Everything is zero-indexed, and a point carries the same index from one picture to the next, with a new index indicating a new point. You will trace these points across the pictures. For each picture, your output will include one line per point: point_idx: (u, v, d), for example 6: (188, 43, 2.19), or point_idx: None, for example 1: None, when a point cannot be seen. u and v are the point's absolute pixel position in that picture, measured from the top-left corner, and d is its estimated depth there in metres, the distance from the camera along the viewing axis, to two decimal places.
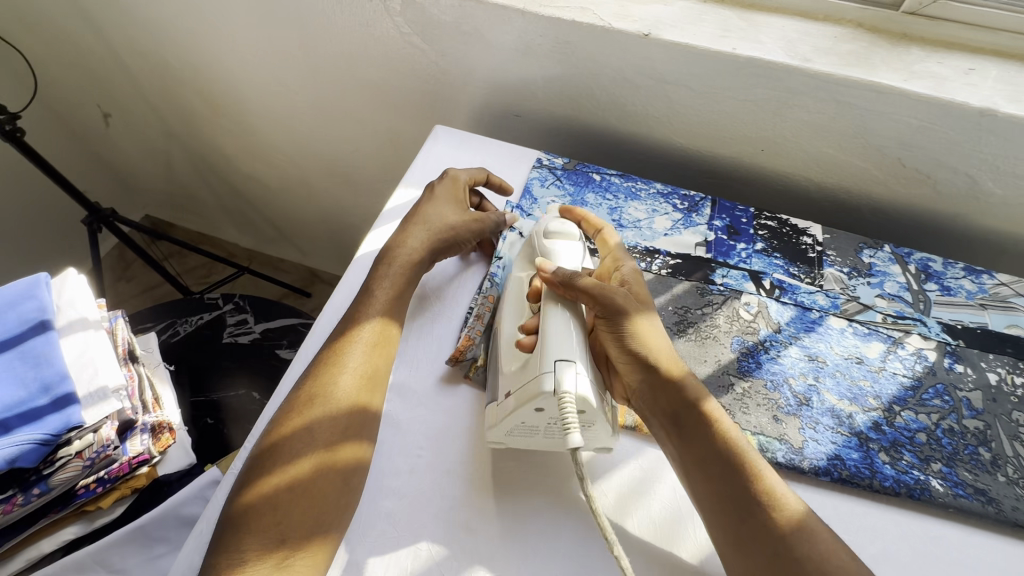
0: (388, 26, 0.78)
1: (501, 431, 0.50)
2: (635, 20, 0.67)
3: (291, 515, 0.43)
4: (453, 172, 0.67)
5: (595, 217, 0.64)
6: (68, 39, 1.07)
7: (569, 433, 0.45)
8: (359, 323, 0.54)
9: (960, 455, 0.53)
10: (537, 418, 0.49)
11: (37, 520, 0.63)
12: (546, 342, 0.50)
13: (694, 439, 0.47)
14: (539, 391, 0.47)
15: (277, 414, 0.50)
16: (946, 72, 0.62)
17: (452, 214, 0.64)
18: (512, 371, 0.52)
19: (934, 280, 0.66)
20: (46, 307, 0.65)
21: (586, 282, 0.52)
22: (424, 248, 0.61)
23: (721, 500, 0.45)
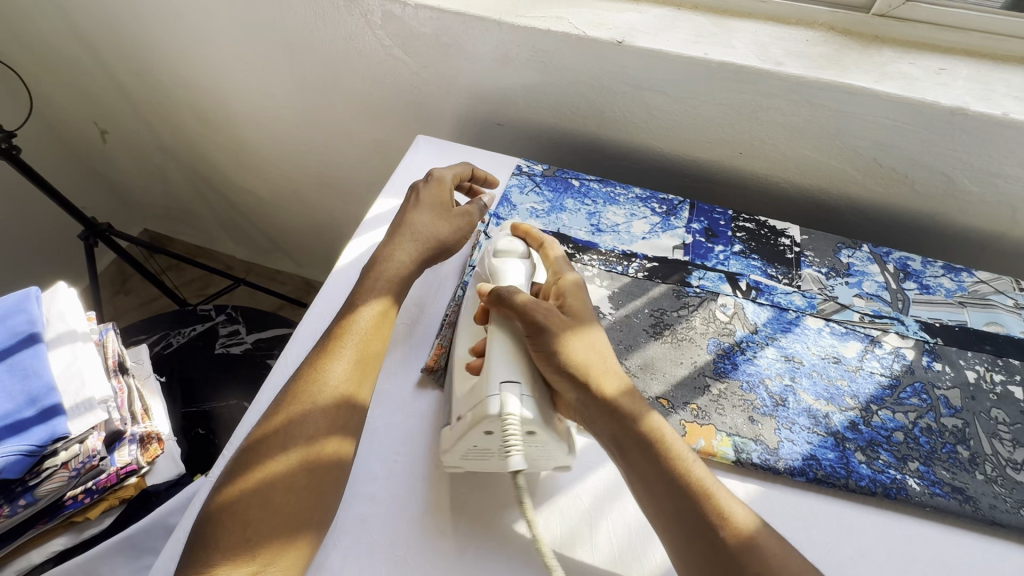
0: (370, 40, 0.80)
1: (455, 456, 0.49)
2: (608, 28, 0.68)
3: (262, 517, 0.43)
4: (439, 174, 0.67)
5: (536, 231, 0.62)
6: (63, 58, 1.09)
7: (511, 458, 0.46)
8: (349, 323, 0.55)
9: (938, 453, 0.53)
10: (488, 441, 0.48)
11: (25, 531, 0.63)
12: (489, 364, 0.50)
13: (631, 446, 0.46)
14: (485, 414, 0.47)
15: (254, 431, 0.49)
16: (917, 72, 0.63)
17: (439, 224, 0.63)
18: (462, 394, 0.51)
19: (913, 279, 0.66)
20: (36, 320, 0.67)
21: (518, 300, 0.52)
22: (411, 261, 0.61)
23: (670, 508, 0.44)
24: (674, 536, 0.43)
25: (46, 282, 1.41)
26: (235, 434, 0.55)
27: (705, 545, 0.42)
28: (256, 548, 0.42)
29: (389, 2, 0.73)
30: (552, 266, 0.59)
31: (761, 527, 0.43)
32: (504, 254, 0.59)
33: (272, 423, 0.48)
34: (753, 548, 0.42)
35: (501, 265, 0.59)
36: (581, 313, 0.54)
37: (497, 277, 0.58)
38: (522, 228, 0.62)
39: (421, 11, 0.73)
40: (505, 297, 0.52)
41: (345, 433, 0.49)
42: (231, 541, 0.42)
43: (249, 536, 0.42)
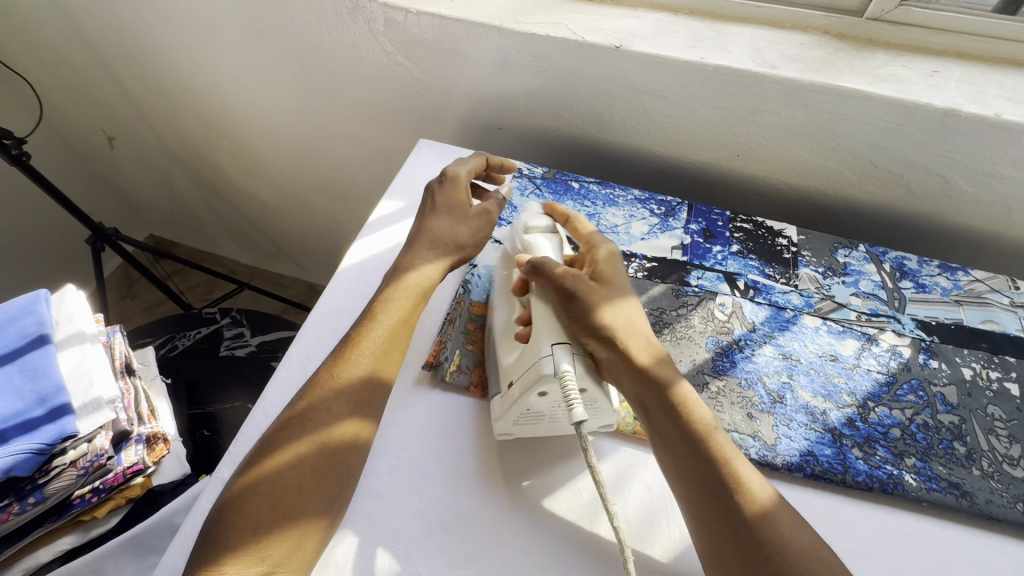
0: (373, 46, 0.81)
1: (507, 423, 0.52)
2: (606, 34, 0.70)
3: (276, 511, 0.44)
4: (454, 174, 0.66)
5: (562, 207, 0.65)
6: (71, 66, 1.11)
7: (573, 410, 0.47)
8: (371, 319, 0.55)
9: (934, 449, 0.53)
10: (541, 403, 0.51)
11: (33, 530, 0.64)
12: (538, 331, 0.52)
13: (660, 412, 0.49)
14: (541, 375, 0.49)
15: (269, 431, 0.49)
16: (910, 75, 0.64)
17: (459, 227, 0.63)
18: (512, 362, 0.54)
19: (909, 278, 0.66)
20: (46, 321, 0.68)
21: (557, 269, 0.55)
22: (435, 265, 0.60)
23: (695, 479, 0.46)
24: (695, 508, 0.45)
25: (53, 286, 1.43)
26: (245, 429, 0.56)
27: (724, 519, 0.44)
28: (267, 544, 0.43)
29: (392, 9, 0.75)
30: (582, 236, 0.62)
31: (778, 505, 0.45)
32: (534, 231, 0.62)
33: (293, 415, 0.49)
34: (772, 527, 0.43)
35: (534, 241, 0.60)
36: (612, 283, 0.56)
37: (532, 250, 0.60)
38: (548, 206, 0.65)
39: (423, 18, 0.74)
40: (541, 267, 0.56)
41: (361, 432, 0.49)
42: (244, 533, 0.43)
43: (261, 529, 0.43)
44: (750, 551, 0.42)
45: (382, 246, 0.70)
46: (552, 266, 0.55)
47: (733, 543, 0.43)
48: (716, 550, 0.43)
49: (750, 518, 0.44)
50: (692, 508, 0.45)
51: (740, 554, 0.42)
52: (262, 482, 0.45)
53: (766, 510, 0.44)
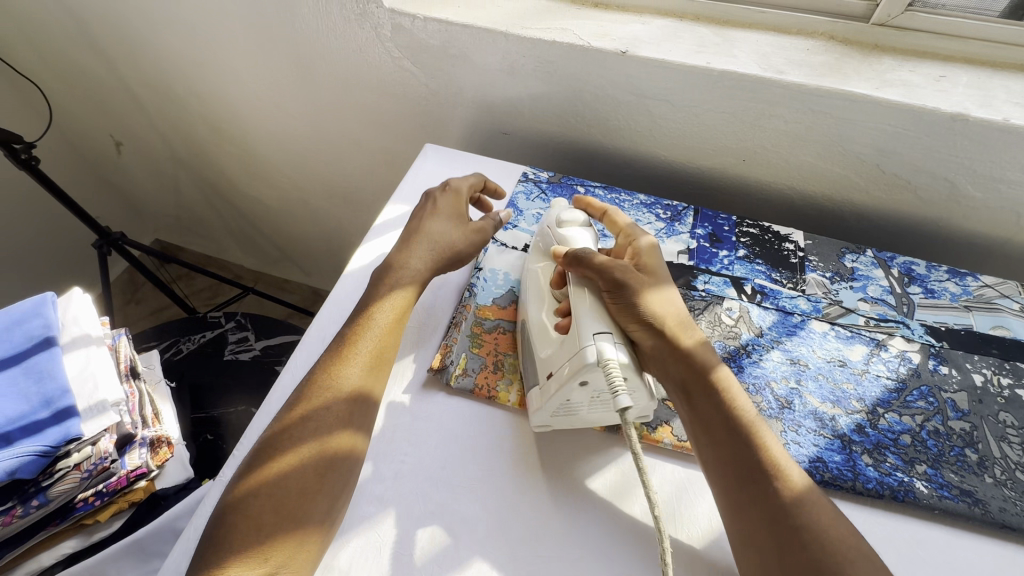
0: (380, 52, 0.82)
1: (546, 413, 0.52)
2: (612, 39, 0.70)
3: (280, 508, 0.44)
4: (455, 185, 0.67)
5: (597, 202, 0.66)
6: (81, 71, 1.12)
7: (617, 398, 0.46)
8: (365, 319, 0.55)
9: (946, 456, 0.52)
10: (581, 394, 0.50)
11: (36, 533, 0.64)
12: (579, 320, 0.51)
13: (706, 399, 0.50)
14: (584, 364, 0.49)
15: (267, 434, 0.49)
16: (917, 80, 0.64)
17: (453, 231, 0.63)
18: (549, 354, 0.53)
19: (917, 283, 0.66)
20: (52, 324, 0.68)
21: (597, 260, 0.54)
22: (425, 267, 0.60)
23: (731, 468, 0.46)
24: (732, 498, 0.45)
25: (58, 289, 1.44)
26: (245, 435, 0.56)
27: (760, 509, 0.43)
28: (270, 544, 0.42)
29: (399, 15, 0.75)
30: (621, 227, 0.62)
31: (814, 493, 0.45)
32: (569, 223, 0.61)
33: (292, 414, 0.49)
34: (808, 515, 0.43)
35: (568, 232, 0.60)
36: (655, 275, 0.57)
37: (568, 242, 0.59)
38: (582, 200, 0.66)
39: (429, 23, 0.75)
40: (582, 258, 0.55)
41: (357, 427, 0.49)
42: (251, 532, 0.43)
43: (265, 528, 0.43)
44: (786, 540, 0.42)
45: (387, 249, 0.70)
46: (595, 257, 0.55)
47: (768, 533, 0.42)
48: (751, 541, 0.43)
49: (786, 507, 0.43)
50: (729, 498, 0.45)
51: (778, 544, 0.42)
52: (263, 483, 0.45)
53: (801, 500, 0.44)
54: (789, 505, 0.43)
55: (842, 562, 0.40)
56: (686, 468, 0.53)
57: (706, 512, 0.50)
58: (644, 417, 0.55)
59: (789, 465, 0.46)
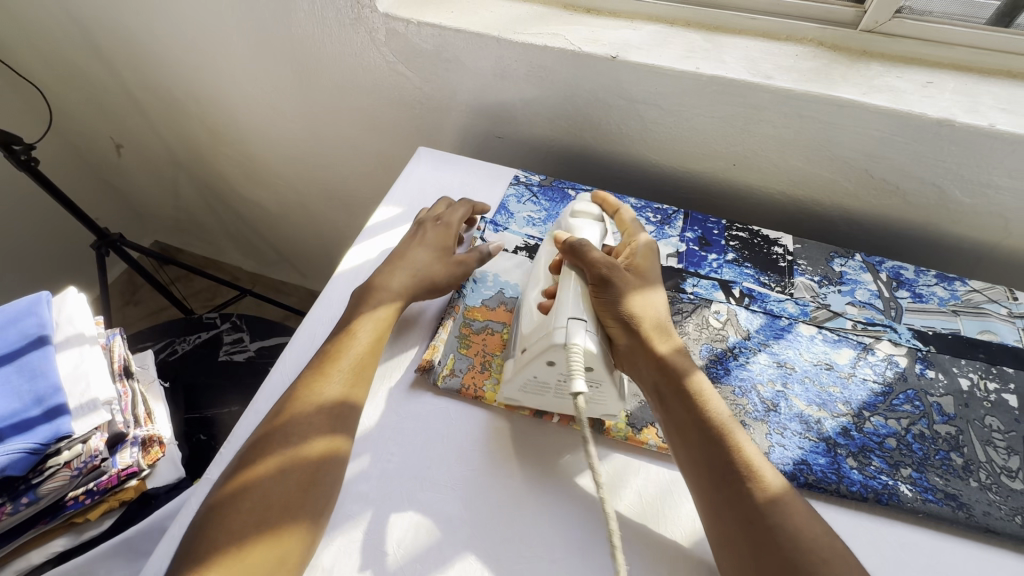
0: (375, 57, 0.83)
1: (515, 387, 0.54)
2: (603, 44, 0.71)
3: (278, 496, 0.45)
4: (448, 217, 0.68)
5: (613, 199, 0.66)
6: (81, 74, 1.13)
7: (572, 379, 0.47)
8: (366, 316, 0.57)
9: (931, 460, 0.52)
10: (548, 373, 0.52)
11: (26, 531, 0.64)
12: (559, 302, 0.52)
13: (677, 404, 0.50)
14: (550, 343, 0.50)
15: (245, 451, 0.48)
16: (904, 86, 0.64)
17: (434, 261, 0.64)
18: (528, 330, 0.55)
19: (906, 288, 0.66)
20: (46, 323, 0.68)
21: (591, 252, 0.54)
22: (403, 294, 0.60)
23: (707, 469, 0.47)
24: (707, 498, 0.46)
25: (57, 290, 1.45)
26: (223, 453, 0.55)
27: (736, 508, 0.44)
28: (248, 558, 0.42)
29: (394, 20, 0.76)
30: (626, 226, 0.63)
31: (792, 495, 0.45)
32: (581, 215, 0.62)
33: (291, 405, 0.51)
34: (783, 515, 0.43)
35: (577, 223, 0.61)
36: (636, 274, 0.57)
37: (573, 232, 0.60)
38: (599, 195, 0.67)
39: (424, 28, 0.75)
40: (579, 248, 0.55)
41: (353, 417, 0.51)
42: (248, 519, 0.44)
43: (265, 515, 0.44)
44: (761, 539, 0.43)
45: (379, 251, 0.71)
46: (591, 249, 0.55)
47: (744, 531, 0.43)
48: (727, 540, 0.44)
49: (762, 506, 0.44)
50: (705, 497, 0.46)
51: (753, 543, 0.43)
52: (262, 472, 0.46)
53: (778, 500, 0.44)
54: (764, 505, 0.44)
55: (815, 563, 0.41)
56: (670, 469, 0.53)
57: (690, 513, 0.50)
58: (630, 418, 0.55)
59: (764, 466, 0.47)
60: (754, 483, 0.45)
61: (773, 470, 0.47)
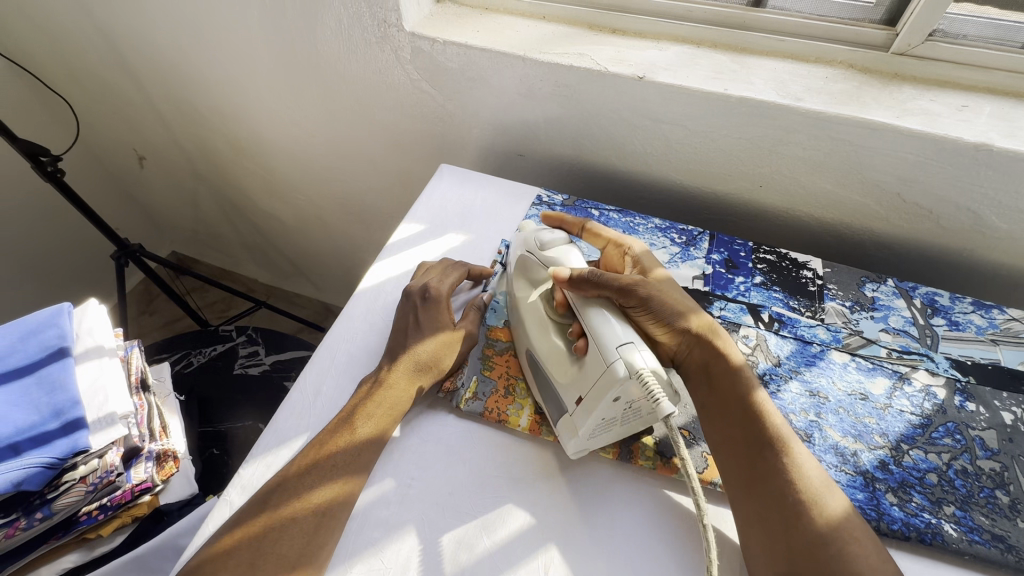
0: (399, 74, 0.83)
1: (582, 439, 0.51)
2: (629, 65, 0.70)
3: (282, 543, 0.45)
4: (435, 288, 0.62)
5: (570, 218, 0.66)
6: (109, 88, 1.16)
7: (660, 404, 0.45)
8: (400, 360, 0.56)
9: (975, 498, 0.50)
10: (615, 410, 0.48)
11: (38, 546, 0.63)
12: (597, 333, 0.50)
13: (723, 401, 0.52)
14: (615, 380, 0.47)
15: (251, 503, 0.47)
16: (938, 109, 0.63)
17: (436, 346, 0.58)
18: (574, 372, 0.51)
19: (941, 315, 0.64)
20: (66, 334, 0.68)
21: (615, 278, 0.53)
22: (409, 387, 0.55)
23: (748, 464, 0.48)
24: (753, 504, 0.46)
25: (75, 298, 1.46)
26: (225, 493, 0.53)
27: (771, 501, 0.45)
28: None
29: (419, 39, 0.76)
30: (607, 239, 0.64)
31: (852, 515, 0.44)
32: (551, 243, 0.59)
33: (321, 449, 0.50)
34: (841, 535, 0.42)
35: (556, 252, 0.58)
36: (668, 283, 0.58)
37: (557, 263, 0.57)
38: (555, 217, 0.67)
39: (448, 47, 0.76)
40: (595, 278, 0.53)
41: (356, 469, 0.49)
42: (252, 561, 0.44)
43: (260, 563, 0.44)
44: (794, 527, 0.43)
45: (399, 269, 0.70)
46: (610, 276, 0.53)
47: (780, 526, 0.44)
48: (759, 529, 0.44)
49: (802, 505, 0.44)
50: (751, 505, 0.46)
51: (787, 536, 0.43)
52: (276, 517, 0.46)
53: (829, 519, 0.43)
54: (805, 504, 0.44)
55: None
56: (700, 500, 0.51)
57: (722, 550, 0.48)
58: (658, 445, 0.54)
59: (820, 480, 0.46)
60: (807, 491, 0.45)
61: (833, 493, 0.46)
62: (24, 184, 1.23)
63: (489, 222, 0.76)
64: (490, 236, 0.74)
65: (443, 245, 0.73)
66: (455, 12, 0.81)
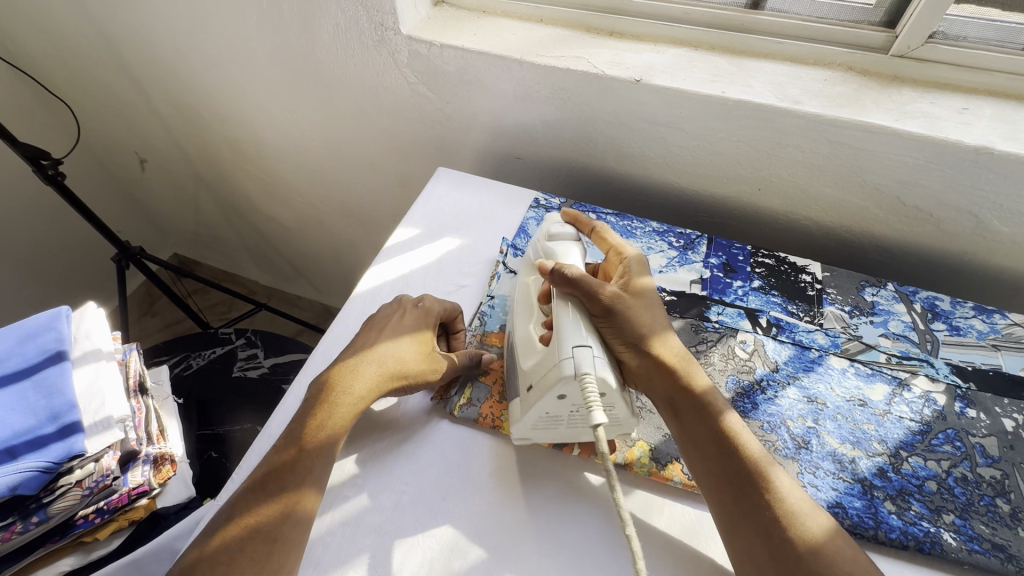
0: (397, 77, 0.83)
1: (526, 427, 0.52)
2: (627, 67, 0.70)
3: (237, 565, 0.43)
4: (426, 301, 0.61)
5: (587, 217, 0.66)
6: (109, 91, 1.16)
7: (592, 413, 0.45)
8: (358, 365, 0.54)
9: (975, 506, 0.49)
10: (560, 407, 0.49)
11: (34, 550, 0.63)
12: (560, 330, 0.50)
13: (694, 425, 0.50)
14: (560, 378, 0.48)
15: (212, 526, 0.46)
16: (939, 112, 0.62)
17: (407, 352, 0.56)
18: (530, 366, 0.52)
19: (942, 320, 0.63)
20: (64, 338, 0.68)
21: (586, 279, 0.53)
22: (369, 393, 0.53)
23: (727, 486, 0.47)
24: (735, 524, 0.45)
25: (77, 300, 1.47)
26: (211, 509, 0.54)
27: (754, 522, 0.44)
28: None
29: (416, 42, 0.76)
30: (610, 244, 0.62)
31: (830, 540, 0.43)
32: (558, 237, 0.61)
33: (271, 465, 0.49)
34: (824, 556, 0.42)
35: (557, 246, 0.59)
36: (645, 297, 0.56)
37: (554, 257, 0.59)
38: (571, 213, 0.67)
39: (446, 50, 0.75)
40: (571, 276, 0.54)
41: (311, 480, 0.48)
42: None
43: None
44: (779, 547, 0.43)
45: (396, 272, 0.70)
46: (588, 279, 0.53)
47: (765, 550, 0.43)
48: (746, 553, 0.44)
49: (785, 524, 0.44)
50: (733, 525, 0.45)
51: (774, 558, 0.43)
52: (231, 537, 0.45)
53: (812, 534, 0.43)
54: (788, 521, 0.44)
55: None
56: (696, 508, 0.51)
57: (717, 560, 0.47)
58: (654, 451, 0.53)
59: (800, 502, 0.45)
60: (786, 512, 0.44)
61: (813, 506, 0.46)
62: (27, 188, 1.24)
63: (485, 225, 0.75)
64: (487, 241, 0.74)
65: (439, 249, 0.73)
66: (452, 16, 0.81)
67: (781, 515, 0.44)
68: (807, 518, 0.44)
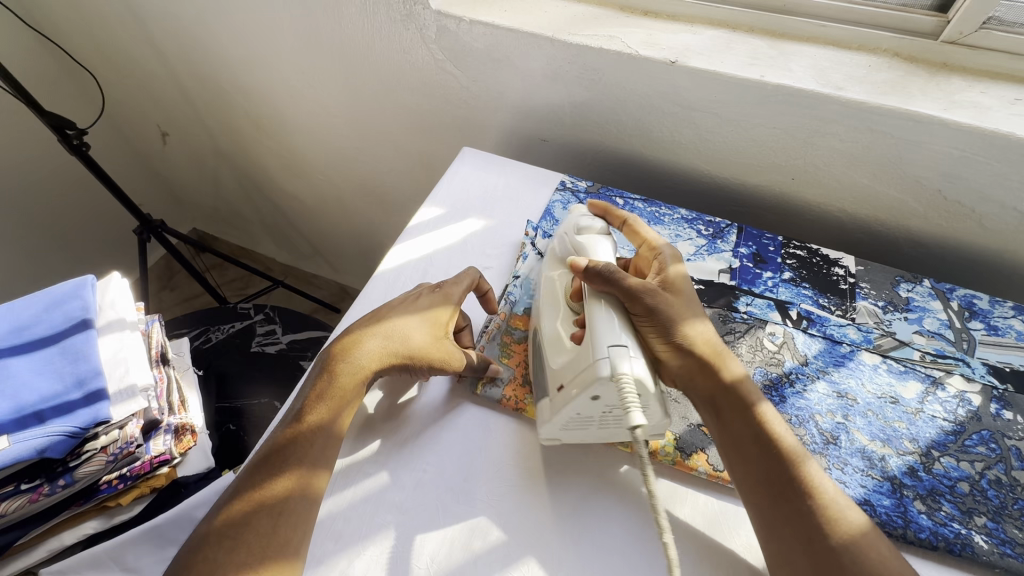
0: (423, 54, 0.81)
1: (556, 428, 0.50)
2: (662, 48, 0.68)
3: (246, 537, 0.43)
4: (444, 285, 0.59)
5: (617, 209, 0.64)
6: (133, 62, 1.16)
7: (631, 414, 0.44)
8: (363, 341, 0.54)
9: (1008, 509, 0.48)
10: (592, 408, 0.48)
11: (60, 512, 0.64)
12: (594, 330, 0.49)
13: (736, 422, 0.49)
14: (595, 378, 0.46)
15: (219, 501, 0.47)
16: (989, 102, 0.60)
17: (414, 329, 0.55)
18: (561, 365, 0.51)
19: (979, 319, 0.61)
20: (90, 306, 0.68)
21: (621, 276, 0.52)
22: (374, 367, 0.53)
23: (767, 483, 0.46)
24: (775, 521, 0.44)
25: (99, 270, 1.49)
26: None
27: (796, 525, 0.43)
28: None
29: (445, 17, 0.74)
30: (644, 238, 0.61)
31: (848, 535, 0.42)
32: (586, 231, 0.59)
33: (277, 441, 0.49)
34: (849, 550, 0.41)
35: (585, 240, 0.58)
36: (683, 291, 0.55)
37: (584, 250, 0.57)
38: (599, 205, 0.64)
39: (475, 27, 0.74)
40: (605, 274, 0.52)
41: (317, 453, 0.48)
42: (214, 562, 0.42)
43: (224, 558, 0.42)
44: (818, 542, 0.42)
45: (419, 253, 0.69)
46: (622, 275, 0.52)
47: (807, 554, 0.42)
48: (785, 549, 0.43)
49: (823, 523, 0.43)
50: (769, 520, 0.44)
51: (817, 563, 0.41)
52: (240, 511, 0.44)
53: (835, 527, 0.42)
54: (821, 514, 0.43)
55: None
56: (719, 499, 0.50)
57: (740, 550, 0.47)
58: (679, 441, 0.53)
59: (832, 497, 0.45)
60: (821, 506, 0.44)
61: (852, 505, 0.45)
62: (51, 158, 1.25)
63: (510, 208, 0.74)
64: (512, 223, 0.73)
65: (463, 230, 0.72)
66: None
67: (821, 516, 0.43)
68: (832, 515, 0.43)
